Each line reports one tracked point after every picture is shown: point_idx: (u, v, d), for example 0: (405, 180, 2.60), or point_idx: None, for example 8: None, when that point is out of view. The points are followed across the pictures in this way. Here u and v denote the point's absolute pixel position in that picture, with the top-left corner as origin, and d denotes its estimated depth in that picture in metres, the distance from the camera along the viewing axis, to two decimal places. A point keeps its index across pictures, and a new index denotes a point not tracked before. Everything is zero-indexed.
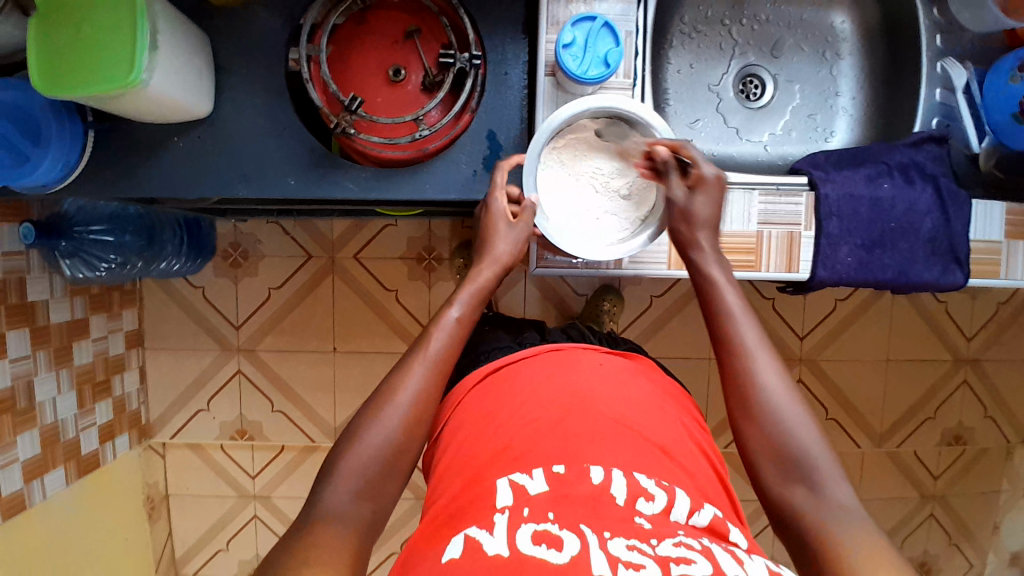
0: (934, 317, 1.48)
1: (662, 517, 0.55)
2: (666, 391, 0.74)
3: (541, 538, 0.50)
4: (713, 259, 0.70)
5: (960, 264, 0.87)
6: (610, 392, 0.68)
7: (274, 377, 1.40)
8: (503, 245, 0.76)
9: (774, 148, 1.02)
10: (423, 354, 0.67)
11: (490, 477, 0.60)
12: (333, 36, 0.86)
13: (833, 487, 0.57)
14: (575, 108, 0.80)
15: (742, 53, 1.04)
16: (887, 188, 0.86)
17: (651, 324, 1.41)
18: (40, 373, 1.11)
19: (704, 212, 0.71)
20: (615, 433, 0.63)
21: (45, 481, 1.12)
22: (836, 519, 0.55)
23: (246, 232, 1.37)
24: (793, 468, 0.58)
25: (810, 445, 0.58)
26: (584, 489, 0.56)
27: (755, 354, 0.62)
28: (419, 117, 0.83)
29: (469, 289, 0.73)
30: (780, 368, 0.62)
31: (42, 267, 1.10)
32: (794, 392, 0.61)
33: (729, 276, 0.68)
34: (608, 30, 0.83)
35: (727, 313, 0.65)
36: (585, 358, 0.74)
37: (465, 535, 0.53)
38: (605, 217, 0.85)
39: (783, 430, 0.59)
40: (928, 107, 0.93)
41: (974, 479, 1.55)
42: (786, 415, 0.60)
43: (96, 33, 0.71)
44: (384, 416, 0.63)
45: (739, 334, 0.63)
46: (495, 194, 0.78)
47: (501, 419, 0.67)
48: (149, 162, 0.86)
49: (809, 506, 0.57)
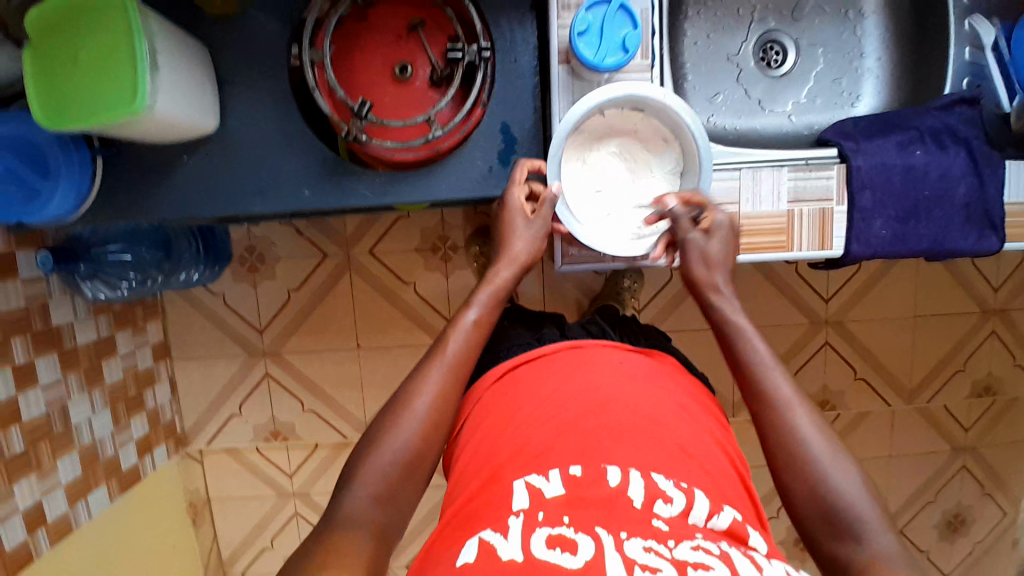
0: (963, 272, 1.44)
1: (681, 520, 0.54)
2: (688, 391, 0.72)
3: (555, 541, 0.50)
4: (734, 307, 0.72)
5: (995, 229, 0.84)
6: (632, 390, 0.66)
7: (301, 378, 1.41)
8: (519, 245, 0.76)
9: (799, 117, 0.98)
10: (441, 357, 0.67)
11: (506, 478, 0.59)
12: (336, 36, 0.83)
13: (877, 536, 0.56)
14: (597, 99, 0.77)
15: (761, 19, 1.00)
16: (920, 155, 0.83)
17: (674, 298, 1.39)
18: (73, 396, 1.12)
19: (719, 253, 0.76)
20: (635, 432, 0.61)
21: (90, 501, 1.14)
22: (884, 562, 0.55)
23: (260, 235, 1.35)
24: (835, 517, 0.58)
25: (854, 498, 0.58)
26: (601, 492, 0.55)
27: (793, 404, 0.63)
28: (431, 117, 0.80)
29: (486, 290, 0.73)
30: (816, 416, 0.63)
31: (64, 290, 1.11)
32: (833, 441, 0.62)
33: (752, 325, 0.70)
34: (624, 13, 0.79)
35: (757, 364, 0.66)
36: (604, 357, 0.71)
37: (479, 539, 0.52)
38: (634, 202, 0.83)
39: (823, 478, 0.60)
40: (957, 67, 0.90)
41: (1007, 430, 1.54)
42: (823, 461, 0.60)
43: (96, 59, 0.69)
44: (402, 422, 0.62)
45: (775, 389, 0.64)
46: (512, 189, 0.79)
47: (519, 417, 0.65)
48: (161, 183, 0.85)
49: (862, 555, 0.56)
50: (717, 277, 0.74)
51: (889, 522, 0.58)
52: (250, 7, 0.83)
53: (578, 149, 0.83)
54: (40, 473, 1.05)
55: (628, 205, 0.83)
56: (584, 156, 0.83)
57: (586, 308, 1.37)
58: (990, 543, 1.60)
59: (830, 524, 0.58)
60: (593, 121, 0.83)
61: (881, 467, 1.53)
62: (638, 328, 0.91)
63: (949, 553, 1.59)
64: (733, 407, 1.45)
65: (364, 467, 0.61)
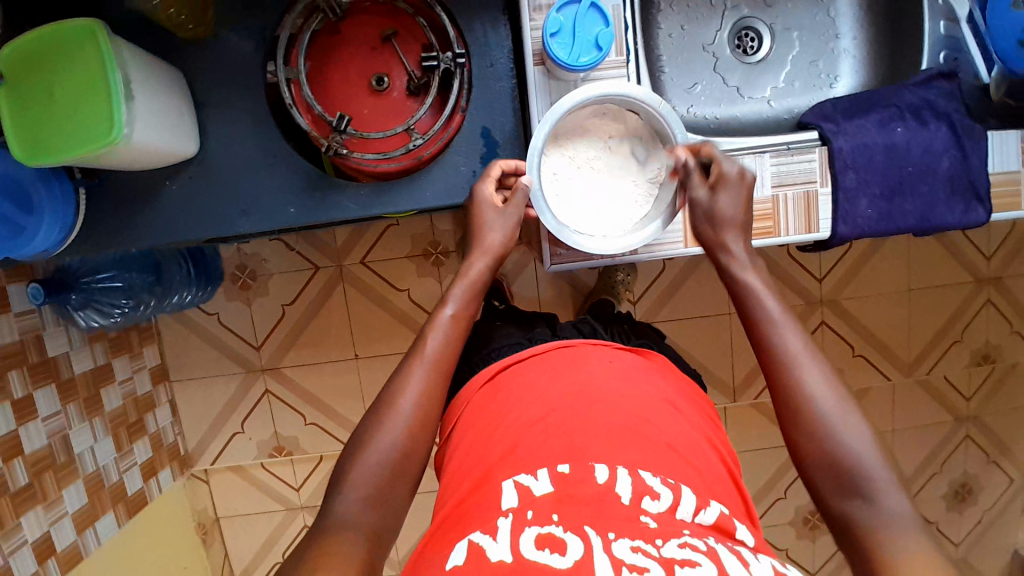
0: (954, 243, 1.45)
1: (669, 516, 0.54)
2: (680, 390, 0.72)
3: (544, 542, 0.50)
4: (747, 265, 0.72)
5: (982, 200, 0.84)
6: (620, 388, 0.66)
7: (302, 392, 1.41)
8: (493, 236, 0.75)
9: (779, 102, 0.98)
10: (421, 355, 0.67)
11: (496, 479, 0.59)
12: (310, 52, 0.83)
13: (886, 495, 0.56)
14: (571, 101, 0.77)
15: (734, 6, 0.99)
16: (901, 132, 0.83)
17: (668, 289, 1.39)
18: (75, 426, 1.12)
19: (727, 211, 0.74)
20: (623, 431, 0.61)
21: (98, 528, 1.14)
22: (892, 526, 0.54)
23: (250, 253, 1.35)
24: (844, 475, 0.58)
25: (863, 456, 0.58)
26: (589, 490, 0.56)
27: (802, 362, 0.63)
28: (411, 126, 0.81)
29: (462, 284, 0.73)
30: (825, 372, 0.63)
31: (57, 321, 1.10)
32: (843, 397, 0.61)
33: (766, 282, 0.70)
34: (595, 11, 0.79)
35: (769, 321, 0.66)
36: (594, 356, 0.72)
37: (469, 540, 0.53)
38: (618, 200, 0.83)
39: (833, 436, 0.59)
40: (934, 41, 0.90)
41: (1007, 396, 1.54)
42: (833, 418, 0.60)
43: (72, 92, 0.69)
44: (387, 422, 0.62)
45: (784, 345, 0.64)
46: (482, 184, 0.78)
47: (508, 420, 0.65)
48: (145, 210, 0.84)
49: (869, 518, 0.55)
50: (727, 235, 0.74)
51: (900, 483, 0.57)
52: (221, 28, 0.82)
53: (557, 151, 0.83)
54: (47, 504, 1.05)
55: (612, 204, 0.83)
56: (565, 157, 0.83)
57: (580, 304, 1.36)
58: (998, 510, 1.60)
59: (839, 481, 0.58)
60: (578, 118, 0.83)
61: (885, 441, 1.53)
62: (629, 325, 0.91)
63: (958, 523, 1.60)
64: (734, 393, 1.45)
65: (354, 471, 0.61)
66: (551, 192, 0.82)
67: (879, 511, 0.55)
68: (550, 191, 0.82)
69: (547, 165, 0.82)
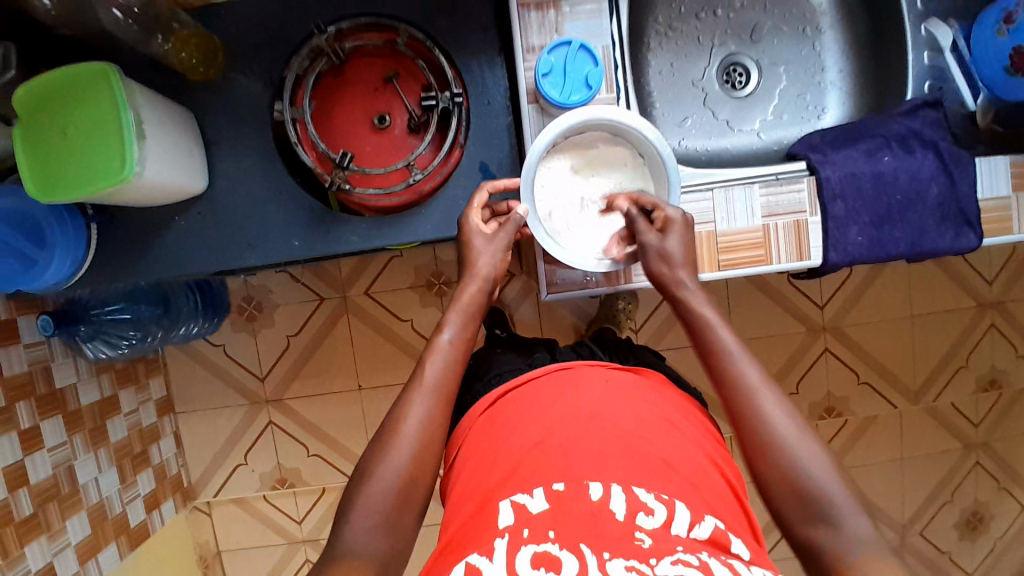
0: (954, 267, 1.46)
1: (664, 532, 0.55)
2: (676, 404, 0.72)
3: (540, 561, 0.52)
4: (703, 297, 0.72)
5: (972, 225, 0.86)
6: (616, 406, 0.67)
7: (304, 422, 1.42)
8: (484, 261, 0.77)
9: (768, 134, 1.01)
10: (420, 383, 0.68)
11: (495, 500, 0.60)
12: (315, 92, 0.87)
13: (850, 521, 0.57)
14: (615, 116, 0.81)
15: (722, 43, 1.03)
16: (888, 160, 0.85)
17: (668, 317, 1.41)
18: (79, 456, 1.13)
19: (676, 250, 0.74)
20: (616, 445, 0.62)
21: (100, 560, 1.14)
22: (856, 548, 0.56)
23: (257, 284, 1.38)
24: (812, 504, 0.59)
25: (828, 483, 0.59)
26: (583, 507, 0.56)
27: (758, 392, 0.64)
28: (410, 162, 0.85)
29: (457, 309, 0.74)
30: (783, 403, 0.64)
31: (65, 350, 1.13)
32: (798, 424, 0.63)
33: (719, 313, 0.70)
34: (585, 52, 0.83)
35: (723, 351, 0.67)
36: (589, 376, 0.72)
37: (466, 562, 0.54)
38: (602, 228, 0.85)
39: (794, 464, 0.60)
40: (918, 72, 0.92)
41: (1017, 421, 1.53)
42: (792, 446, 0.61)
43: (85, 132, 0.73)
44: (392, 448, 0.64)
45: (742, 375, 0.65)
46: (470, 212, 0.80)
47: (506, 444, 0.66)
48: (154, 245, 0.87)
49: (836, 542, 0.57)
50: (680, 274, 0.73)
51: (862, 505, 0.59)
52: (230, 71, 0.86)
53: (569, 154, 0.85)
54: (51, 534, 1.05)
55: (596, 229, 0.84)
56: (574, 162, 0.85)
57: (582, 331, 1.37)
58: (1013, 538, 1.57)
59: (806, 509, 0.59)
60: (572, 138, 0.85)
61: (894, 470, 1.51)
62: (626, 348, 0.93)
63: (972, 553, 1.56)
64: None
65: (360, 499, 0.61)
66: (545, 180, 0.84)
67: (847, 532, 0.57)
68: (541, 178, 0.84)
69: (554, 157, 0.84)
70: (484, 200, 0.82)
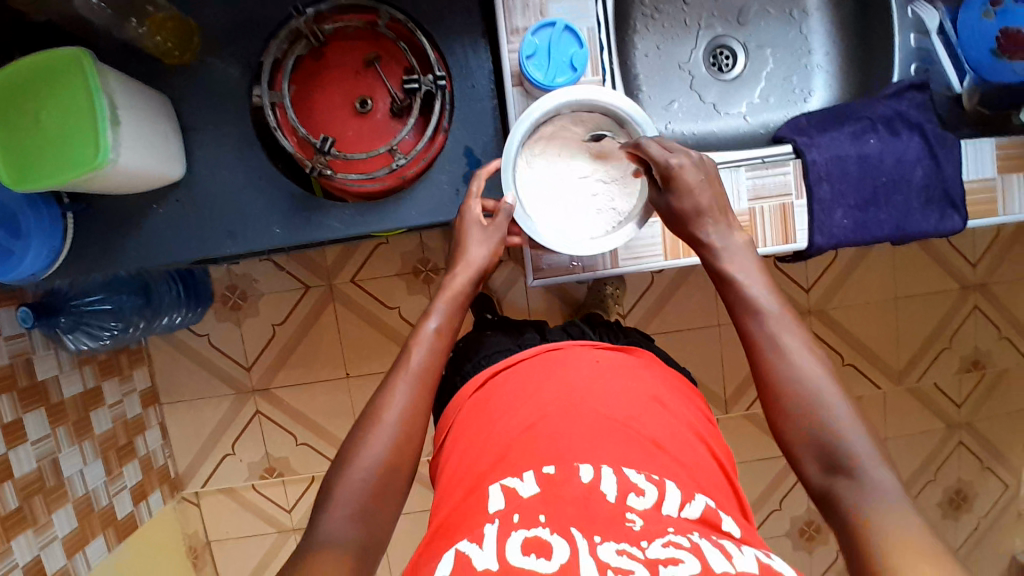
0: (938, 250, 1.47)
1: (654, 513, 0.55)
2: (667, 383, 0.72)
3: (529, 547, 0.51)
4: (734, 252, 0.72)
5: (957, 207, 0.86)
6: (606, 386, 0.67)
7: (293, 412, 1.41)
8: (476, 250, 0.77)
9: (754, 118, 1.01)
10: (405, 369, 0.68)
11: (485, 484, 0.60)
12: (295, 75, 0.85)
13: (871, 474, 0.57)
14: (591, 95, 0.79)
15: (709, 26, 1.02)
16: (874, 143, 0.85)
17: (655, 302, 1.41)
18: (64, 449, 1.11)
19: (687, 206, 0.73)
20: (607, 426, 0.62)
21: (88, 552, 1.13)
22: (878, 500, 0.56)
23: (241, 273, 1.36)
24: (830, 458, 0.59)
25: (848, 436, 0.59)
26: (574, 491, 0.56)
27: (786, 348, 0.64)
28: (393, 147, 0.82)
29: (444, 296, 0.74)
30: (811, 359, 0.63)
31: (47, 343, 1.10)
32: (827, 383, 0.62)
33: (754, 268, 0.70)
34: (569, 34, 0.82)
35: (756, 308, 0.67)
36: (579, 356, 0.72)
37: (455, 551, 0.53)
38: (580, 215, 0.83)
39: (814, 420, 0.61)
40: (904, 54, 0.92)
41: (998, 401, 1.55)
42: (816, 401, 0.61)
43: (57, 118, 0.71)
44: (374, 435, 0.63)
45: (767, 333, 0.65)
46: (467, 203, 0.79)
47: (496, 426, 0.66)
48: (132, 234, 0.86)
49: (856, 495, 0.57)
50: (705, 230, 0.73)
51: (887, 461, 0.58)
52: (207, 55, 0.84)
53: (564, 134, 0.84)
54: (37, 527, 1.04)
55: (562, 208, 0.83)
56: (578, 141, 0.84)
57: (570, 316, 1.37)
58: (994, 515, 1.60)
59: (827, 463, 0.59)
60: (561, 118, 0.83)
61: None
62: (616, 328, 0.93)
63: (954, 530, 1.59)
64: (726, 404, 1.46)
65: (342, 488, 0.61)
66: (538, 140, 0.83)
67: (867, 486, 0.57)
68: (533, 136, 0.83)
69: (560, 129, 0.84)
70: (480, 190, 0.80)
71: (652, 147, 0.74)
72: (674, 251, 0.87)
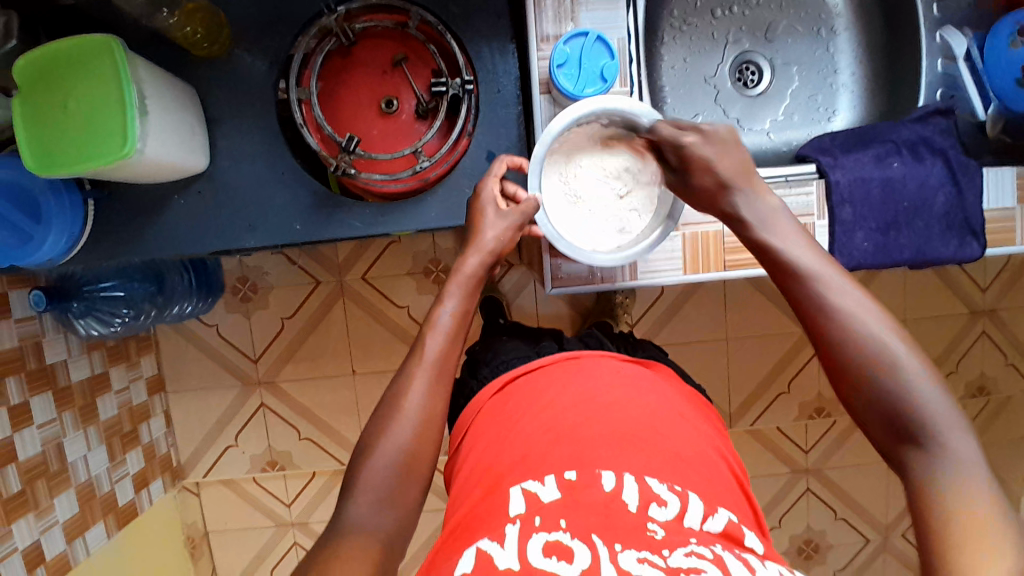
0: (951, 275, 1.46)
1: (676, 524, 0.54)
2: (687, 399, 0.72)
3: (551, 549, 0.50)
4: (763, 212, 0.66)
5: (977, 235, 0.86)
6: (631, 396, 0.67)
7: (297, 406, 1.41)
8: (491, 234, 0.75)
9: (778, 134, 1.00)
10: (421, 362, 0.66)
11: (505, 486, 0.59)
12: (322, 73, 0.85)
13: (950, 442, 0.51)
14: (624, 106, 0.78)
15: (736, 41, 1.02)
16: (897, 167, 0.85)
17: (665, 312, 1.41)
18: (69, 434, 1.11)
19: (727, 170, 0.69)
20: (634, 440, 0.61)
21: (87, 538, 1.13)
22: (959, 473, 0.50)
23: (252, 265, 1.36)
24: (903, 430, 0.53)
25: (927, 402, 0.52)
26: (595, 497, 0.56)
27: (839, 309, 0.57)
28: (417, 149, 0.83)
29: (456, 281, 0.72)
30: (871, 317, 0.56)
31: (57, 327, 1.10)
32: (896, 342, 0.55)
33: (788, 229, 0.64)
34: (601, 45, 0.82)
35: (802, 271, 0.60)
36: (600, 366, 0.72)
37: (477, 548, 0.53)
38: (588, 223, 0.84)
39: (889, 385, 0.54)
40: (931, 79, 0.93)
41: (1003, 428, 1.55)
42: (882, 363, 0.54)
43: (85, 107, 0.71)
44: (398, 427, 0.62)
45: (818, 293, 0.58)
46: (487, 180, 0.80)
47: (518, 426, 0.66)
48: (153, 222, 0.86)
49: (933, 470, 0.51)
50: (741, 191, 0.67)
51: (964, 420, 0.52)
52: (236, 49, 0.85)
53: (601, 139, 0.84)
54: (38, 512, 1.04)
55: (575, 205, 0.84)
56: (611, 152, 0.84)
57: (579, 323, 1.37)
58: None
59: (897, 433, 0.53)
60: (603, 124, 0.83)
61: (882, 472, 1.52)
62: (633, 342, 0.92)
63: None
64: (729, 418, 1.46)
65: (361, 487, 0.60)
66: (567, 139, 0.83)
67: (943, 458, 0.51)
68: (559, 140, 0.83)
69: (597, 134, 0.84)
70: (502, 173, 0.82)
71: (664, 129, 0.74)
72: (693, 266, 0.87)
